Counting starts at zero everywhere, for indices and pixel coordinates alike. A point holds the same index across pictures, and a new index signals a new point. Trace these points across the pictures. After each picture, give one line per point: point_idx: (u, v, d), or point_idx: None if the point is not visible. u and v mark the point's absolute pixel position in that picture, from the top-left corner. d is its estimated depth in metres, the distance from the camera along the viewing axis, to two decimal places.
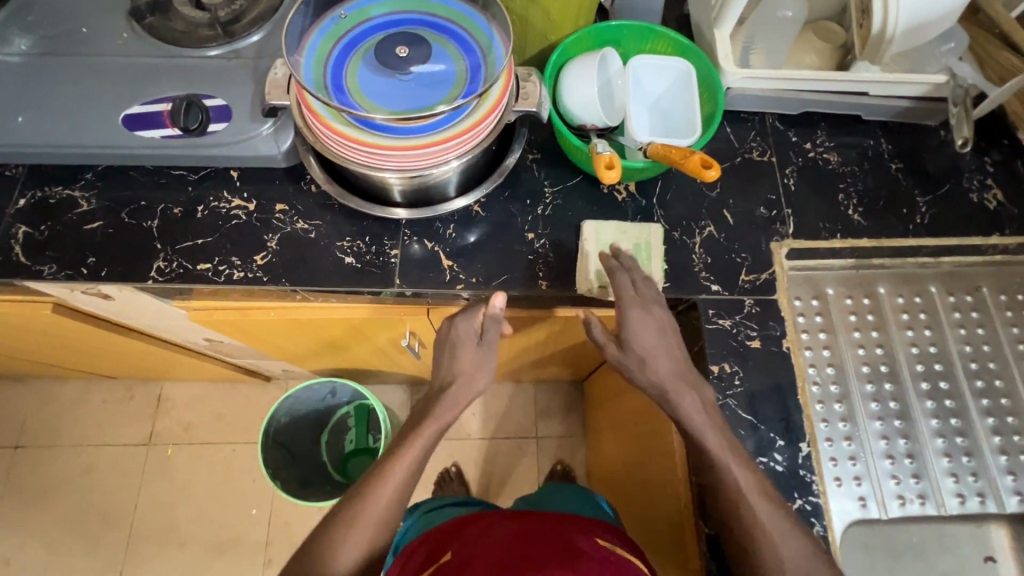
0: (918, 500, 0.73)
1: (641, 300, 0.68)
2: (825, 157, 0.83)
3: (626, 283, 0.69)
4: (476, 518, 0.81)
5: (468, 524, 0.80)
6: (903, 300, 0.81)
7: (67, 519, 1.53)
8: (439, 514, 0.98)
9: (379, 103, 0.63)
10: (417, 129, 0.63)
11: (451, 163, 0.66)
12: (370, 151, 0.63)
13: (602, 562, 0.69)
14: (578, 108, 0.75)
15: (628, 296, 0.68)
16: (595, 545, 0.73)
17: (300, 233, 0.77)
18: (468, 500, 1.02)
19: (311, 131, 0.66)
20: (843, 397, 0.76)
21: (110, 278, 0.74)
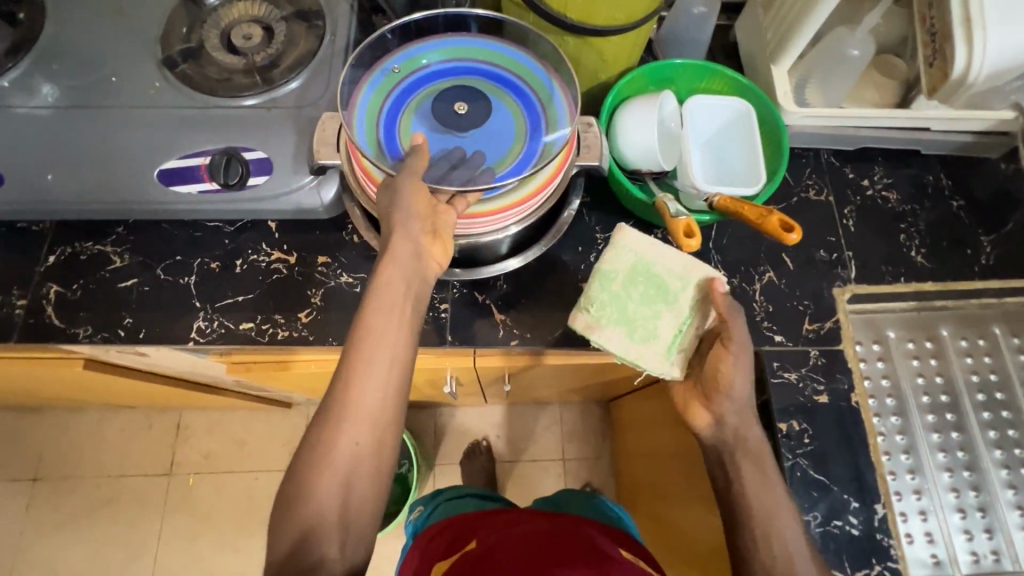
0: (992, 555, 0.71)
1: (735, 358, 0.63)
2: (884, 195, 0.80)
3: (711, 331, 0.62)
4: (506, 513, 0.82)
5: (497, 517, 0.82)
6: (966, 343, 0.79)
7: (89, 553, 1.50)
8: (460, 504, 0.97)
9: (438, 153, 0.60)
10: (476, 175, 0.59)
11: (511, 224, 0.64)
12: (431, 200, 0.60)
13: (621, 564, 0.69)
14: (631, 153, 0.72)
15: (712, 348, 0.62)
16: (620, 553, 0.73)
17: (345, 288, 0.74)
18: (488, 492, 1.01)
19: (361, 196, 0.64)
20: (909, 447, 0.74)
21: (150, 340, 0.71)
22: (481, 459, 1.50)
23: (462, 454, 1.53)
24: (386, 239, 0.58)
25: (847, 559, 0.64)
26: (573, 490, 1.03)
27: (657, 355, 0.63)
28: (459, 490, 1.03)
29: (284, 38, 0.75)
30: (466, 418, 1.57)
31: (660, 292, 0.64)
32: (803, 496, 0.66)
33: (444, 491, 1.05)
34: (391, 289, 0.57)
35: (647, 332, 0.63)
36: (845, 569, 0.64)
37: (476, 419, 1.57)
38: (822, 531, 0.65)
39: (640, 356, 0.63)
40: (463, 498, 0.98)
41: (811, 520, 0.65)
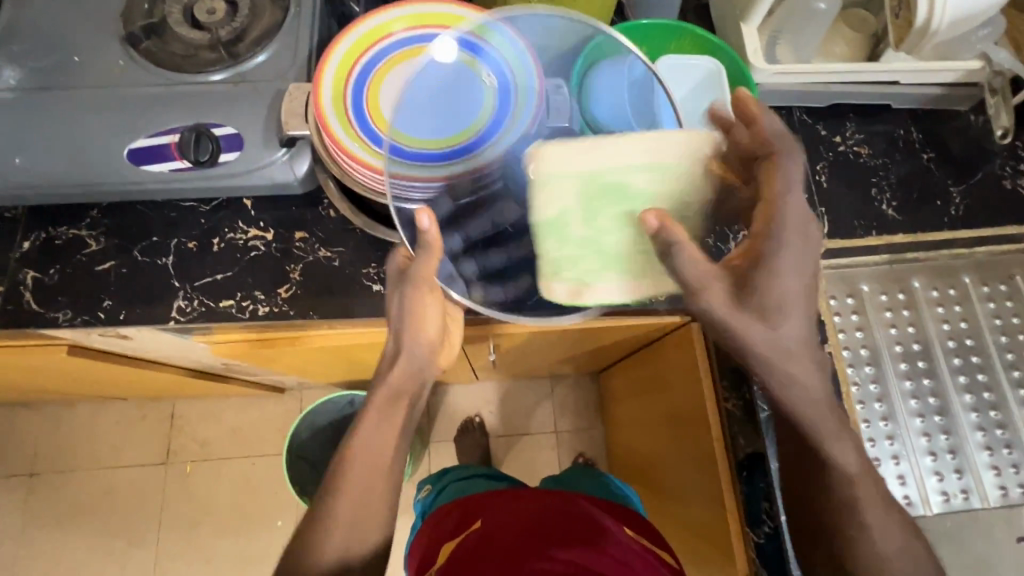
0: (961, 495, 0.74)
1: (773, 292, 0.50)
2: (856, 150, 0.81)
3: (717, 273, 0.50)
4: (503, 493, 0.83)
5: (503, 496, 0.82)
6: (937, 293, 0.80)
7: (92, 542, 1.52)
8: (471, 485, 0.98)
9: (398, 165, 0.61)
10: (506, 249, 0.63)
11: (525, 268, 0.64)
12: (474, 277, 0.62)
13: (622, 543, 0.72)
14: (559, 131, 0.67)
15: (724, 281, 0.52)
16: (618, 527, 0.75)
17: (323, 262, 0.74)
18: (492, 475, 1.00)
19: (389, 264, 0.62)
20: (882, 395, 0.76)
21: (130, 321, 0.72)
22: (474, 435, 1.52)
23: (456, 431, 1.55)
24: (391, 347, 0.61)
25: None
26: (571, 469, 1.05)
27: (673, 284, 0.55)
28: (466, 471, 1.03)
29: (249, 11, 0.74)
30: (458, 395, 1.59)
31: (633, 207, 0.53)
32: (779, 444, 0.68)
33: (452, 471, 1.05)
34: (392, 401, 0.61)
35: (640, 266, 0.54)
36: None
37: (469, 396, 1.59)
38: None
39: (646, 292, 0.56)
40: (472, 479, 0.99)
41: None
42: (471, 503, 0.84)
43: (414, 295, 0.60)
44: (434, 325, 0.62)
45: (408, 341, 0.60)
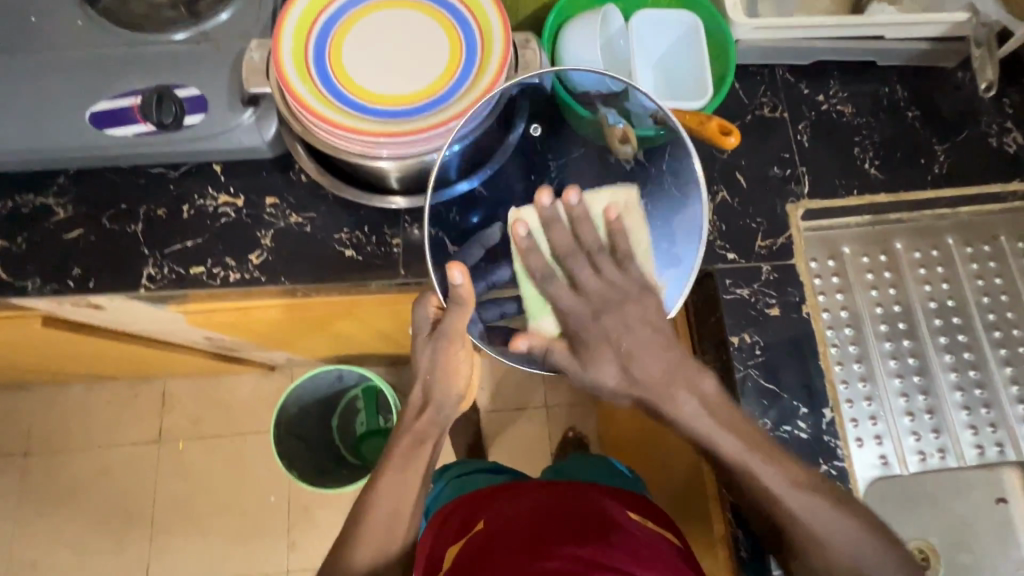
0: (938, 454, 0.74)
1: (588, 305, 0.61)
2: (839, 109, 0.79)
3: (564, 291, 0.63)
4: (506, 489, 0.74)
5: (503, 491, 0.75)
6: (920, 254, 0.79)
7: (84, 520, 1.51)
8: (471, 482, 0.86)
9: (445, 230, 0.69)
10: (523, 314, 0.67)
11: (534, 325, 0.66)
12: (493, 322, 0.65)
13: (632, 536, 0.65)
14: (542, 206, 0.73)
15: (575, 308, 0.62)
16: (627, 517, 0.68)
17: (295, 228, 0.73)
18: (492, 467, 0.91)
19: (419, 314, 0.65)
20: (862, 356, 0.75)
21: (100, 289, 0.71)
22: None
23: None
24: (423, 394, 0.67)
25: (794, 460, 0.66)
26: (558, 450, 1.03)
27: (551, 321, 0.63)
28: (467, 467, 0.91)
29: None
30: None
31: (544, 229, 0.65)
32: (753, 403, 0.67)
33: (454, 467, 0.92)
34: (416, 445, 0.66)
35: (534, 297, 0.64)
36: None
37: None
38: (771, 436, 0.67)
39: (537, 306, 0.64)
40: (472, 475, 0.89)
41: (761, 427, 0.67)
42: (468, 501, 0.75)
43: (447, 350, 0.64)
44: (463, 378, 0.66)
45: (438, 392, 0.65)
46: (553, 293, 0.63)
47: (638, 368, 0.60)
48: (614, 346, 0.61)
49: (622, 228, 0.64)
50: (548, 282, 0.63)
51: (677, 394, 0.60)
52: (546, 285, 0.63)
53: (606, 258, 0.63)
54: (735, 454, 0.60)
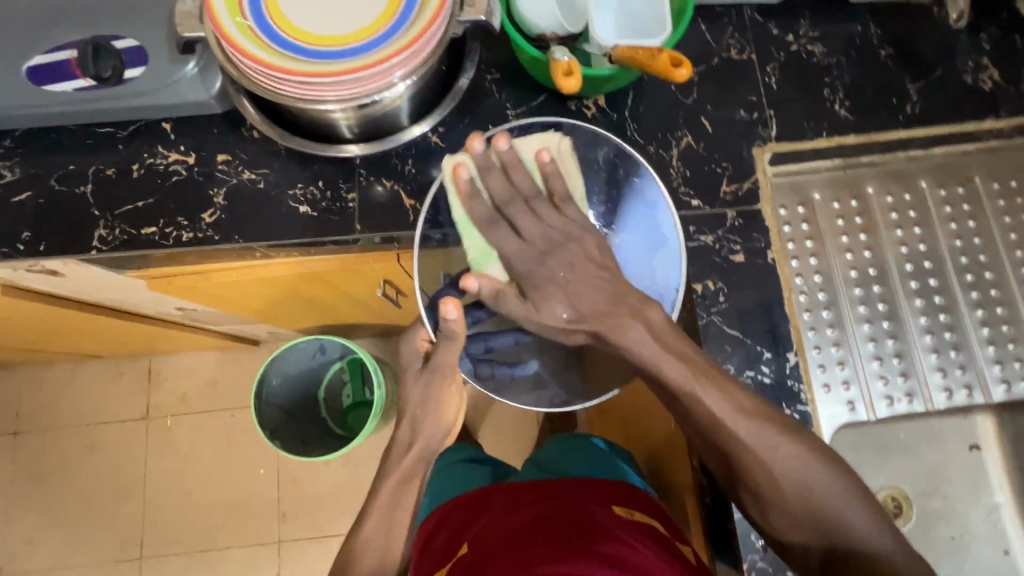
0: (906, 398, 0.73)
1: (532, 247, 0.63)
2: (809, 50, 0.76)
3: (509, 235, 0.64)
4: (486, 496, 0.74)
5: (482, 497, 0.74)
6: (892, 199, 0.77)
7: (77, 497, 1.53)
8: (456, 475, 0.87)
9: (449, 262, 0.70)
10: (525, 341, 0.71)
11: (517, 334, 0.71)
12: (480, 356, 0.71)
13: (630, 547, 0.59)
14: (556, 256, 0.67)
15: (520, 253, 0.63)
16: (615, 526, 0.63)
17: (248, 184, 0.71)
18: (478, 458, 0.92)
19: (409, 351, 0.74)
20: (830, 303, 0.74)
21: (51, 252, 0.69)
22: None
23: None
24: (414, 434, 0.74)
25: None
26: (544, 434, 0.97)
27: (498, 268, 0.64)
28: (450, 459, 0.91)
29: None
30: None
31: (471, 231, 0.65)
32: (715, 350, 0.66)
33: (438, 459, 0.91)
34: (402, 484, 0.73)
35: (481, 248, 0.65)
36: None
37: None
38: (735, 382, 0.66)
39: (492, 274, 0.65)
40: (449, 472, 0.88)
41: (724, 373, 0.66)
42: (458, 503, 0.76)
43: (439, 384, 0.71)
44: (452, 410, 0.75)
45: (428, 426, 0.74)
46: (496, 239, 0.64)
47: (584, 303, 0.61)
48: (563, 285, 0.61)
49: (555, 169, 0.64)
50: (494, 228, 0.64)
51: (622, 323, 0.60)
52: (490, 231, 0.64)
53: (542, 203, 0.64)
54: (680, 378, 0.58)
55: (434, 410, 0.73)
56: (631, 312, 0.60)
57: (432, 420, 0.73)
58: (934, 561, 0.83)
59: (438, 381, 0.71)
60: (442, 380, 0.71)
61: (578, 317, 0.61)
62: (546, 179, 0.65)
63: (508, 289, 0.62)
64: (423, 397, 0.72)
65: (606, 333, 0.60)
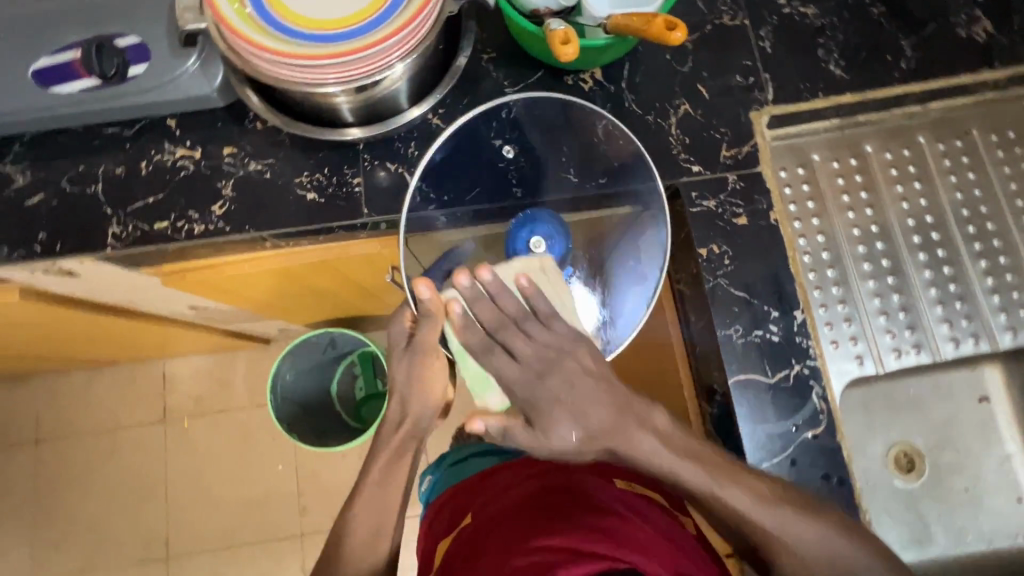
0: (914, 350, 0.74)
1: (529, 369, 0.58)
2: (801, 12, 0.76)
3: (504, 361, 0.58)
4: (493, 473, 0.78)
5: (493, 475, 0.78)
6: (890, 156, 0.78)
7: (100, 502, 1.56)
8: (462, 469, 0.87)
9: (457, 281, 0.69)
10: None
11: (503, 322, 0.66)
12: None
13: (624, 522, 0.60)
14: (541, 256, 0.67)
15: (520, 380, 0.58)
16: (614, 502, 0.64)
17: (255, 175, 0.72)
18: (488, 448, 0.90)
19: (396, 330, 0.66)
20: (834, 261, 0.75)
21: (67, 252, 0.71)
22: None
23: None
24: (404, 415, 0.66)
25: (768, 363, 0.67)
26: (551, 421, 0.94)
27: (498, 395, 0.59)
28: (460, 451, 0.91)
29: None
30: None
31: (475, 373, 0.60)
32: (723, 312, 0.67)
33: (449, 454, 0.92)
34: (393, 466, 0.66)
35: (478, 375, 0.60)
36: (767, 372, 0.66)
37: None
38: (744, 342, 0.67)
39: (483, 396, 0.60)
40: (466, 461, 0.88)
41: (733, 334, 0.67)
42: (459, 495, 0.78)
43: (423, 362, 0.64)
44: (441, 390, 0.66)
45: (415, 406, 0.65)
46: (494, 367, 0.59)
47: (593, 422, 0.56)
48: (568, 407, 0.56)
49: (537, 291, 0.60)
50: (488, 355, 0.59)
51: (634, 437, 0.57)
52: (484, 360, 0.59)
53: (532, 323, 0.59)
54: (699, 481, 0.57)
55: (418, 389, 0.65)
56: (639, 421, 0.57)
57: (419, 401, 0.65)
58: (948, 512, 0.84)
59: (421, 352, 0.64)
60: (425, 353, 0.64)
61: (589, 439, 0.56)
62: (529, 301, 0.60)
63: (513, 422, 0.56)
64: (406, 377, 0.65)
65: (619, 449, 0.57)
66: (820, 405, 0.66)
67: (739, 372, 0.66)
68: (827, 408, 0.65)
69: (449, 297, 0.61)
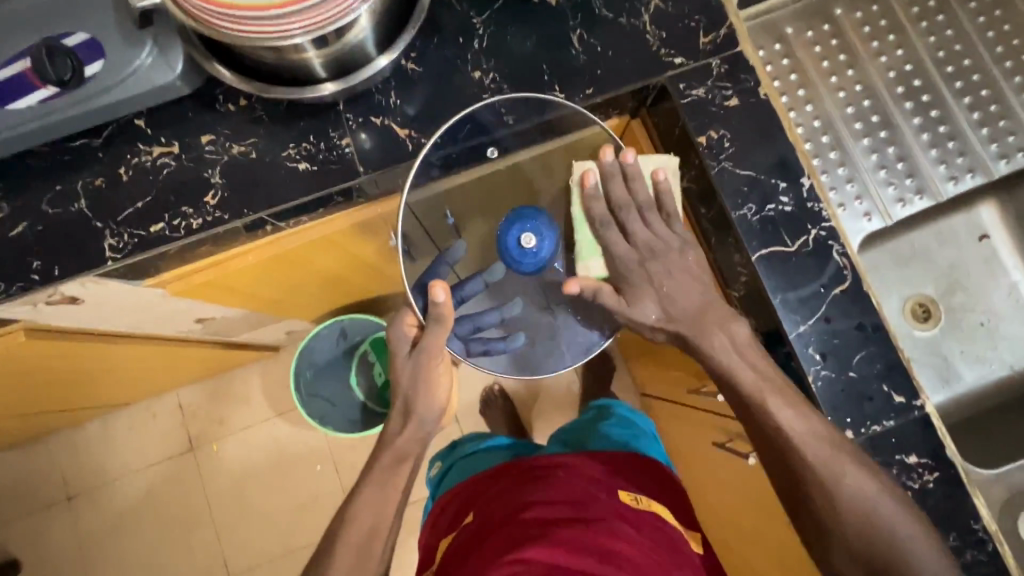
0: (917, 196, 0.77)
1: (635, 251, 0.69)
2: None
3: (619, 237, 0.70)
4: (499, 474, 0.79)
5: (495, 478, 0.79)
6: (861, 14, 0.79)
7: (147, 542, 1.54)
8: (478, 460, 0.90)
9: (473, 280, 0.86)
10: (516, 311, 0.87)
11: (516, 300, 0.87)
12: (470, 335, 0.84)
13: (620, 538, 0.63)
14: (531, 252, 0.78)
15: (626, 254, 0.70)
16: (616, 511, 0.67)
17: (240, 158, 0.70)
18: (505, 442, 0.94)
19: (399, 334, 0.72)
20: (827, 128, 0.76)
21: (67, 274, 0.69)
22: None
23: None
24: (404, 415, 0.72)
25: (786, 233, 0.68)
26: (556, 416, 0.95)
27: (600, 263, 0.72)
28: (475, 443, 0.96)
29: None
30: None
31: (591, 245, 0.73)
32: (733, 194, 0.68)
33: (460, 445, 0.98)
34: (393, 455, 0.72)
35: (588, 244, 0.73)
36: (786, 242, 0.68)
37: None
38: (760, 218, 0.68)
39: (586, 268, 0.74)
40: (477, 454, 0.93)
41: (747, 213, 0.69)
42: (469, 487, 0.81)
43: (428, 364, 0.71)
44: (443, 388, 0.74)
45: (421, 405, 0.72)
46: (608, 240, 0.70)
47: (673, 304, 0.68)
48: (657, 289, 0.68)
49: (669, 188, 0.69)
50: (607, 229, 0.70)
51: (708, 333, 0.65)
52: (602, 232, 0.71)
53: (650, 213, 0.69)
54: (754, 388, 0.63)
55: (424, 393, 0.71)
56: (718, 322, 0.65)
57: (426, 402, 0.72)
58: (971, 350, 0.88)
59: (433, 355, 0.70)
60: (435, 355, 0.71)
61: (667, 320, 0.68)
62: (661, 196, 0.69)
63: (603, 287, 0.72)
64: (413, 377, 0.71)
65: (689, 339, 0.67)
66: (842, 262, 0.68)
67: (761, 248, 0.68)
68: (849, 263, 0.68)
69: (583, 169, 0.72)
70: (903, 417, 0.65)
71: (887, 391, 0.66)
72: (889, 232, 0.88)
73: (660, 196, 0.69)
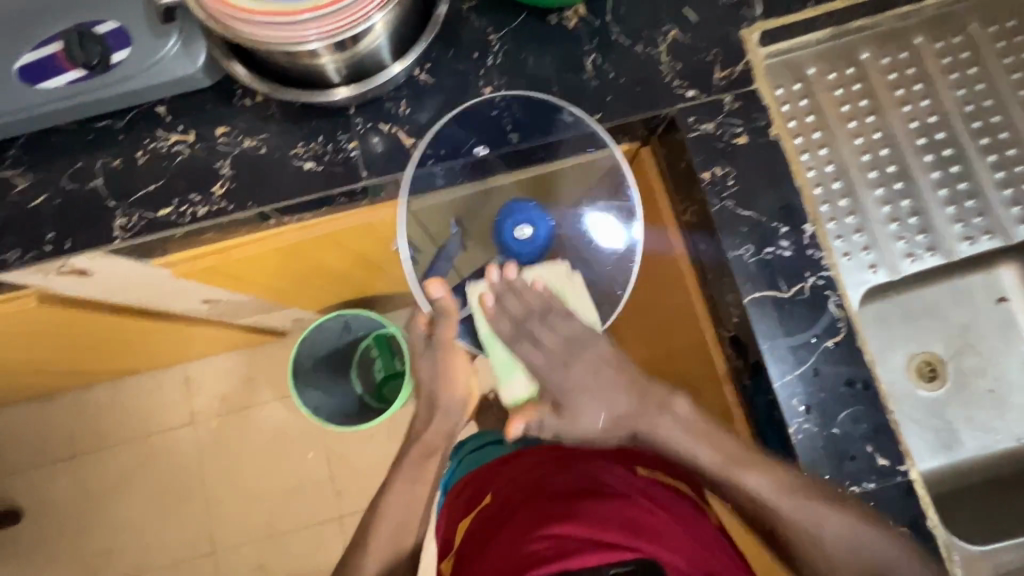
0: (928, 253, 0.75)
1: (554, 358, 0.66)
2: None
3: (533, 350, 0.66)
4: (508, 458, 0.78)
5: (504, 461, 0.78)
6: (888, 60, 0.76)
7: (140, 507, 1.59)
8: None
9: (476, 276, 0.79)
10: None
11: None
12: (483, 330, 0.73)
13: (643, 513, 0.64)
14: (525, 243, 0.74)
15: (544, 365, 0.66)
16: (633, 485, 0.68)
17: (250, 152, 0.72)
18: None
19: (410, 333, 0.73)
20: (840, 173, 0.74)
21: (76, 248, 0.71)
22: None
23: None
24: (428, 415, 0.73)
25: (781, 279, 0.67)
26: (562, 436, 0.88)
27: (521, 382, 0.67)
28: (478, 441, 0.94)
29: None
30: None
31: (506, 364, 0.67)
32: (732, 233, 0.67)
33: None
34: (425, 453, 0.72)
35: (504, 362, 0.67)
36: (780, 288, 0.67)
37: None
38: (757, 260, 0.67)
39: (508, 393, 0.67)
40: None
41: (744, 254, 0.67)
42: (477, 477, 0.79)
43: (445, 358, 0.71)
44: (465, 380, 0.73)
45: (445, 398, 0.72)
46: (522, 354, 0.66)
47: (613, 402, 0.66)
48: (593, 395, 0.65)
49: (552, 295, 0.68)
50: (518, 343, 0.66)
51: (653, 419, 0.65)
52: (514, 347, 0.66)
53: (555, 316, 0.67)
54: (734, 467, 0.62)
55: (452, 388, 0.72)
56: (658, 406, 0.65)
57: (453, 397, 0.72)
58: (976, 415, 0.85)
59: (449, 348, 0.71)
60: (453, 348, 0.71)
61: (613, 423, 0.65)
62: (549, 304, 0.67)
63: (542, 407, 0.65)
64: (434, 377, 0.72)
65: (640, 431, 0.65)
66: (837, 313, 0.66)
67: (753, 292, 0.66)
68: (844, 316, 0.66)
69: (478, 293, 0.68)
70: (884, 481, 0.64)
71: (871, 451, 0.64)
72: (908, 285, 0.85)
73: (550, 300, 0.67)
